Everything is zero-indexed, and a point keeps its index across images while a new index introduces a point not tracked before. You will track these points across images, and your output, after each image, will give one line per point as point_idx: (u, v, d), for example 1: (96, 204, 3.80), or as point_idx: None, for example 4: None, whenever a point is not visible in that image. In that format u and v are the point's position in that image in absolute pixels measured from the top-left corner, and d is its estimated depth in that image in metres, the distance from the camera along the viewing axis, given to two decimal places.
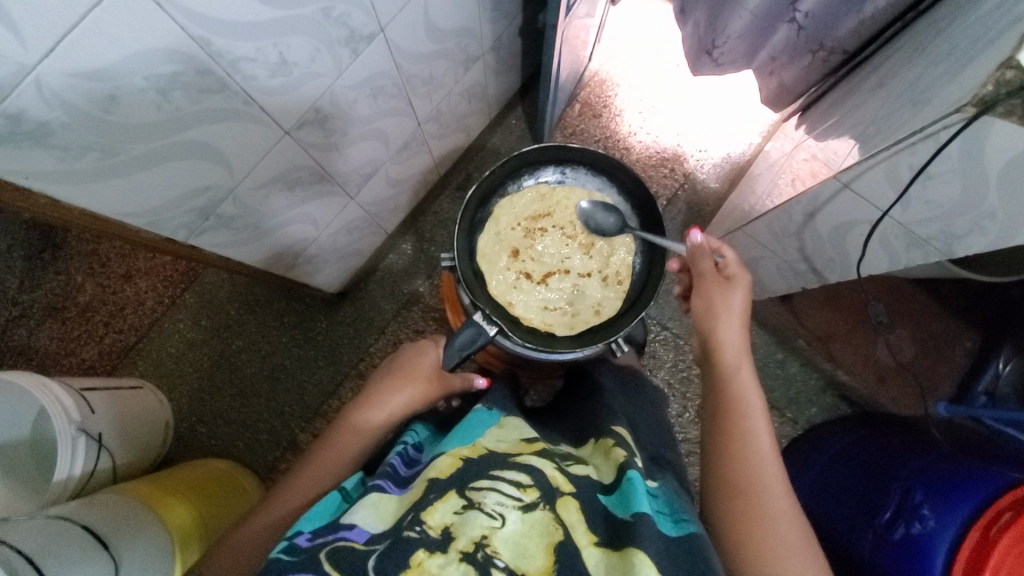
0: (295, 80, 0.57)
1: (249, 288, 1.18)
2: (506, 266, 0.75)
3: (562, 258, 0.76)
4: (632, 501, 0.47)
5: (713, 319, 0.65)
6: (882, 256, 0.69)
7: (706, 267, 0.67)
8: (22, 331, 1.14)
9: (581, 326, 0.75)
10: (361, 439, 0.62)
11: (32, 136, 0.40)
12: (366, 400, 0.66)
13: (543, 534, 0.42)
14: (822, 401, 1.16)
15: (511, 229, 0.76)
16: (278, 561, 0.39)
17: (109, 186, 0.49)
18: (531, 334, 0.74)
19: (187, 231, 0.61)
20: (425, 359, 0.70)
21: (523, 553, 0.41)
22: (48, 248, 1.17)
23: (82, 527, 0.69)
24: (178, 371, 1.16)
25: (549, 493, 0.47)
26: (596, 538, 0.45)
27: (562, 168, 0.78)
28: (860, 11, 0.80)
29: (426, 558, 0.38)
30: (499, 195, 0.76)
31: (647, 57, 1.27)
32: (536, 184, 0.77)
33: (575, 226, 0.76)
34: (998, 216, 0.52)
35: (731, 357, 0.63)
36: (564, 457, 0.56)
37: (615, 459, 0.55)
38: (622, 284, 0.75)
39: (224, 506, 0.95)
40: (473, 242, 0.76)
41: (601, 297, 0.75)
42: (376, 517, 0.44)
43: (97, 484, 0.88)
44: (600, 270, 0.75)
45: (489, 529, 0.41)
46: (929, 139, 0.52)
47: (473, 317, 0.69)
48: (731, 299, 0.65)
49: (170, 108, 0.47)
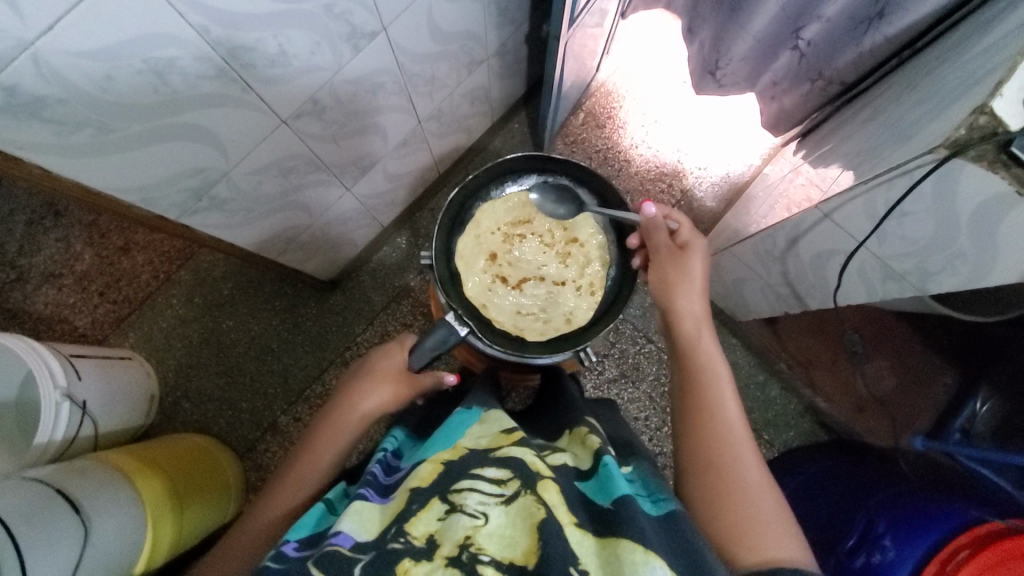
0: (293, 71, 0.59)
1: (243, 270, 1.20)
2: (482, 268, 0.76)
3: (539, 265, 0.78)
4: (614, 488, 0.48)
5: (674, 292, 0.67)
6: (861, 286, 0.69)
7: (661, 241, 0.69)
8: (17, 295, 1.15)
9: (552, 333, 0.75)
10: (336, 443, 0.64)
11: (27, 109, 0.41)
12: (339, 406, 0.68)
13: (525, 519, 0.43)
14: (800, 425, 1.20)
15: (490, 233, 0.77)
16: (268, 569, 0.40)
17: (102, 162, 0.50)
18: (502, 337, 0.74)
19: (178, 210, 0.63)
20: (390, 360, 0.70)
21: (508, 543, 0.42)
22: (50, 215, 1.19)
23: (56, 492, 0.71)
24: (168, 347, 1.17)
25: (527, 479, 0.47)
26: (577, 518, 0.45)
27: (545, 177, 0.78)
28: (859, 45, 0.81)
29: (412, 567, 0.40)
30: (482, 200, 0.78)
31: (653, 72, 1.28)
32: (519, 191, 0.78)
33: (554, 235, 0.78)
34: (968, 257, 0.53)
35: (692, 325, 0.66)
36: (542, 446, 0.57)
37: (590, 446, 0.56)
38: (595, 295, 0.76)
39: (198, 482, 0.96)
40: (452, 243, 0.77)
41: (574, 305, 0.76)
42: (360, 523, 0.45)
43: (78, 450, 0.89)
44: (574, 280, 0.77)
45: (473, 529, 0.42)
46: (903, 176, 0.53)
47: (444, 317, 0.68)
48: (689, 270, 0.68)
49: (167, 91, 0.49)
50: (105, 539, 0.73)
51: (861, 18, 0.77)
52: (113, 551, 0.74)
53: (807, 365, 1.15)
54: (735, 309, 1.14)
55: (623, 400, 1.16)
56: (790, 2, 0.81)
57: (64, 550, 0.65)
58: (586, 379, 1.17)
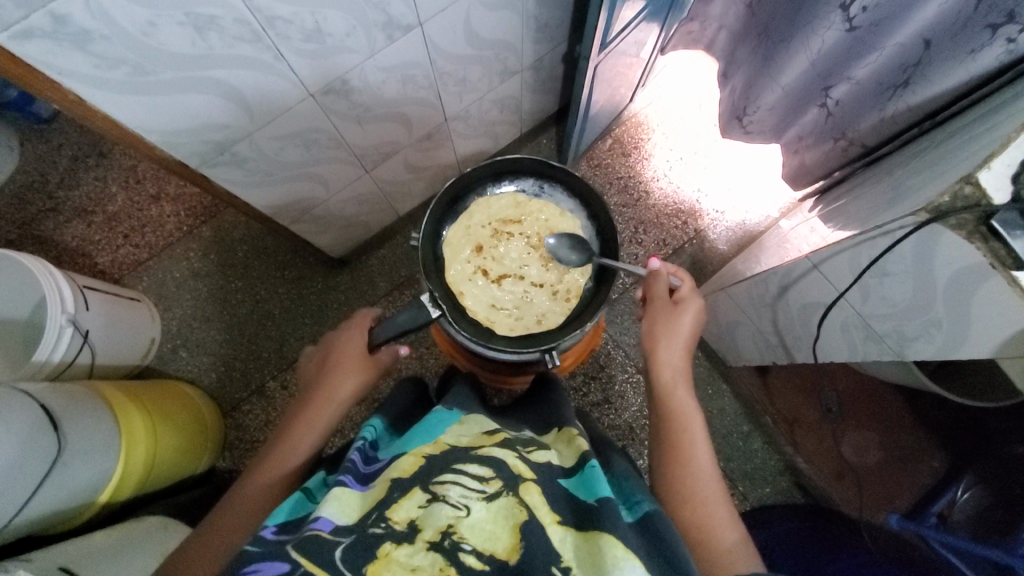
0: (327, 48, 0.63)
1: (262, 236, 1.25)
2: (467, 258, 0.78)
3: (521, 265, 0.79)
4: (598, 487, 0.48)
5: (655, 341, 0.70)
6: (843, 343, 0.69)
7: (659, 291, 0.72)
8: (49, 224, 1.22)
9: (521, 330, 0.77)
10: (315, 424, 0.65)
11: (73, 40, 0.45)
12: (313, 395, 0.68)
13: (508, 517, 0.43)
14: (777, 482, 1.17)
15: (481, 227, 0.79)
16: (248, 552, 0.39)
17: (135, 101, 0.54)
18: (472, 325, 0.76)
19: (199, 159, 0.66)
20: (353, 344, 0.72)
21: (490, 536, 0.41)
22: (94, 155, 1.26)
23: (40, 406, 0.74)
24: (176, 296, 1.22)
25: (511, 482, 0.47)
26: (560, 517, 0.45)
27: (541, 183, 0.82)
28: (882, 110, 0.82)
29: (393, 550, 0.39)
30: (479, 194, 0.81)
31: (685, 112, 1.31)
32: (513, 191, 0.81)
33: (540, 238, 0.79)
34: (943, 325, 0.53)
35: (670, 375, 0.68)
36: (526, 443, 0.57)
37: (577, 447, 0.57)
38: (569, 301, 0.78)
39: (180, 427, 1.00)
40: (442, 229, 0.79)
41: (546, 308, 0.78)
42: (340, 508, 0.43)
43: (73, 375, 0.93)
44: (552, 284, 0.78)
45: (455, 519, 0.41)
46: (886, 236, 0.53)
47: (421, 297, 0.70)
48: (678, 324, 0.70)
49: (203, 46, 0.53)
50: (76, 459, 0.76)
51: (887, 85, 0.78)
52: (83, 473, 0.77)
53: (791, 424, 1.13)
54: (728, 354, 1.13)
55: (603, 425, 1.16)
56: (820, 60, 0.83)
57: (31, 472, 0.68)
58: (569, 397, 1.17)
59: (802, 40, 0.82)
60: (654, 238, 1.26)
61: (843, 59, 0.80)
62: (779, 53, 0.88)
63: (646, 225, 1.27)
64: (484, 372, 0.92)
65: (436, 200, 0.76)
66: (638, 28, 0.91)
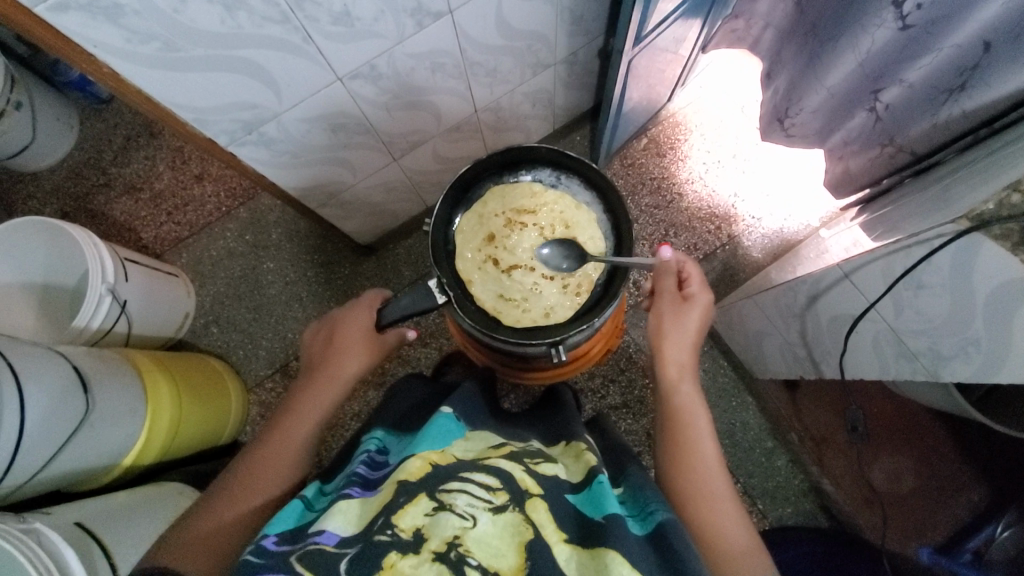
0: (355, 32, 0.63)
1: (295, 220, 1.28)
2: (477, 246, 0.76)
3: (532, 256, 0.77)
4: (605, 504, 0.48)
5: (664, 338, 0.69)
6: (874, 359, 0.65)
7: (667, 285, 0.71)
8: (101, 198, 1.29)
9: (528, 323, 0.74)
10: (317, 405, 0.68)
11: (106, 13, 0.47)
12: (317, 377, 0.70)
13: (513, 534, 0.42)
14: (800, 504, 1.11)
15: (495, 215, 0.77)
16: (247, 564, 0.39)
17: (166, 77, 0.56)
18: (478, 314, 0.73)
19: (229, 138, 0.68)
20: (358, 326, 0.73)
21: (495, 553, 0.40)
22: (145, 134, 1.32)
23: (74, 368, 0.78)
24: (211, 273, 1.27)
25: (516, 495, 0.46)
26: (565, 535, 0.45)
27: (559, 173, 0.79)
28: (935, 116, 0.77)
29: (398, 560, 0.38)
30: (495, 183, 0.79)
31: (725, 113, 1.26)
32: (530, 181, 0.79)
33: (554, 230, 0.77)
34: (983, 345, 0.49)
35: (676, 371, 0.68)
36: (533, 456, 0.56)
37: (585, 462, 0.56)
38: (579, 296, 0.75)
39: (204, 400, 1.03)
40: (453, 217, 0.78)
41: (556, 302, 0.75)
42: (344, 521, 0.43)
43: (110, 342, 0.98)
44: (563, 277, 0.76)
45: (461, 529, 0.41)
46: (922, 244, 0.50)
47: (427, 283, 0.71)
48: (685, 319, 0.69)
49: (233, 25, 0.54)
50: (102, 421, 0.79)
51: (942, 88, 0.73)
52: (109, 435, 0.80)
53: (819, 443, 1.08)
54: (755, 366, 1.08)
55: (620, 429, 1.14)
56: (870, 60, 0.78)
57: (60, 428, 0.71)
58: (586, 398, 1.15)
59: (851, 38, 0.78)
60: (684, 241, 1.22)
61: (895, 60, 0.75)
62: (826, 52, 0.84)
63: (677, 228, 1.23)
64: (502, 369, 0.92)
65: (451, 183, 0.76)
66: (677, 23, 0.89)
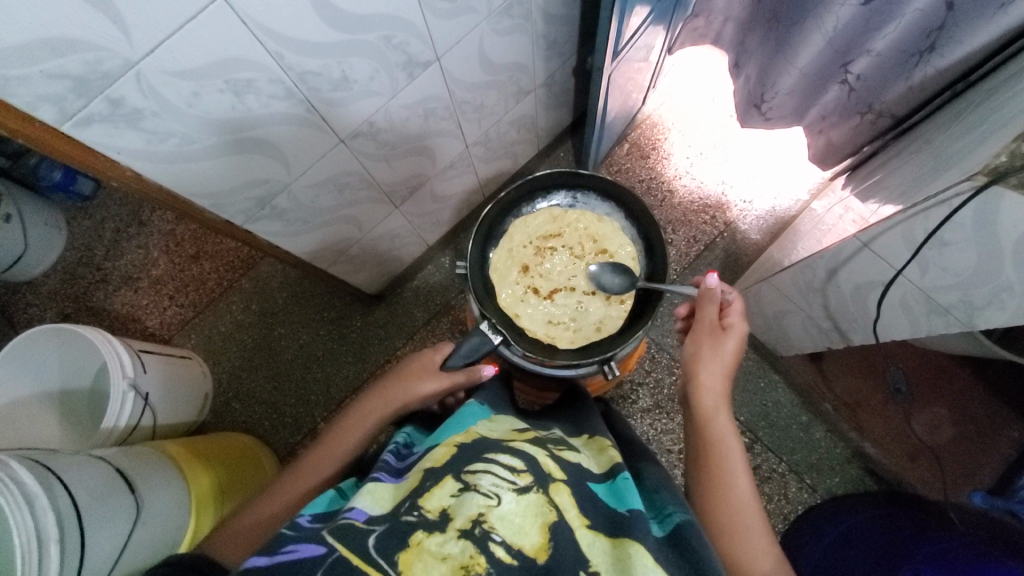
0: (353, 95, 0.65)
1: (299, 281, 1.28)
2: (515, 280, 0.84)
3: (569, 277, 0.84)
4: (629, 498, 0.47)
5: (699, 364, 0.70)
6: (904, 318, 0.68)
7: (710, 314, 0.72)
8: (100, 294, 1.27)
9: (582, 341, 0.82)
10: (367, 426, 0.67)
11: (126, 119, 0.48)
12: (378, 395, 0.71)
13: (537, 514, 0.41)
14: (846, 471, 1.13)
15: (523, 247, 0.85)
16: (283, 536, 0.40)
17: (181, 169, 0.57)
18: (533, 345, 0.81)
19: (244, 217, 0.69)
20: (431, 359, 0.73)
21: (518, 530, 0.40)
22: (134, 224, 1.31)
23: (116, 470, 0.76)
24: (224, 349, 1.26)
25: (541, 477, 0.45)
26: (589, 520, 0.44)
27: (573, 193, 0.87)
28: (909, 78, 0.81)
29: (425, 538, 0.38)
30: (516, 215, 0.86)
31: (699, 106, 1.30)
32: (549, 207, 0.86)
33: (583, 247, 0.84)
34: (1016, 290, 0.52)
35: (712, 400, 0.68)
36: (557, 443, 0.56)
37: (610, 457, 0.55)
38: (624, 303, 0.82)
39: (242, 481, 1.01)
40: (487, 256, 0.84)
41: (603, 314, 0.82)
42: (374, 500, 0.44)
43: (138, 437, 0.95)
44: (603, 289, 0.83)
45: (486, 507, 0.40)
46: (942, 204, 0.53)
47: (480, 326, 0.75)
48: (723, 349, 0.69)
49: (242, 109, 0.56)
50: (154, 516, 0.77)
51: (911, 52, 0.77)
52: (162, 531, 0.78)
53: (852, 408, 1.09)
54: (776, 344, 1.09)
55: (657, 431, 1.14)
56: (835, 38, 0.82)
57: (115, 527, 0.69)
58: (618, 406, 1.16)
59: (814, 20, 0.82)
60: (684, 236, 1.25)
61: (860, 34, 0.79)
62: (791, 37, 0.88)
63: (675, 224, 1.25)
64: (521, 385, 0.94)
65: (477, 229, 0.81)
66: (646, 32, 0.92)
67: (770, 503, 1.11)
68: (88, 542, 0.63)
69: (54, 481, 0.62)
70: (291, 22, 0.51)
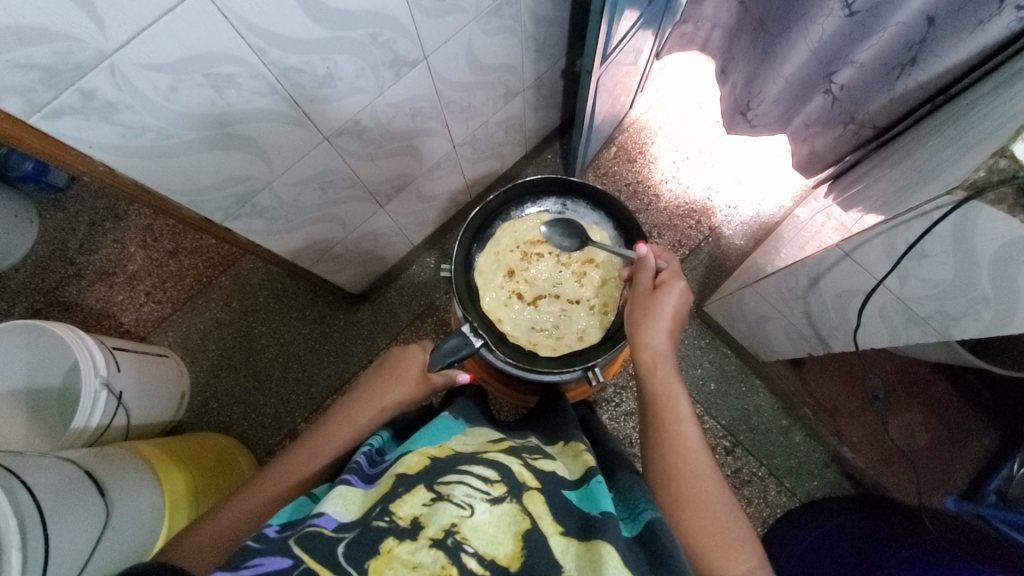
0: (339, 92, 0.64)
1: (279, 279, 1.26)
2: (500, 283, 0.83)
3: (555, 284, 0.84)
4: (602, 501, 0.46)
5: (640, 324, 0.68)
6: (883, 326, 0.69)
7: (645, 277, 0.72)
8: (73, 289, 1.24)
9: (564, 348, 0.82)
10: (352, 426, 0.66)
11: (100, 112, 0.47)
12: (358, 396, 0.69)
13: (510, 523, 0.41)
14: (824, 475, 1.11)
15: (510, 251, 0.84)
16: (249, 549, 0.38)
17: (161, 165, 0.56)
18: (515, 351, 0.81)
19: (223, 214, 0.68)
20: (414, 362, 0.73)
21: (491, 540, 0.39)
22: (110, 218, 1.28)
23: (85, 472, 0.73)
24: (202, 347, 1.23)
25: (514, 487, 0.45)
26: (562, 527, 0.43)
27: (563, 200, 0.87)
28: (891, 90, 0.82)
29: (396, 546, 0.38)
30: (502, 218, 0.86)
31: (686, 112, 1.31)
32: (537, 212, 0.86)
33: (571, 256, 0.84)
34: (990, 301, 0.54)
35: (653, 358, 0.66)
36: (532, 451, 0.55)
37: (583, 461, 0.55)
38: (607, 313, 0.82)
39: (218, 484, 0.98)
40: (471, 259, 0.84)
41: (586, 323, 0.83)
42: (344, 506, 0.43)
43: (109, 437, 0.91)
44: (588, 299, 0.83)
45: (459, 518, 0.40)
46: (922, 217, 0.53)
47: (462, 328, 0.76)
48: (660, 306, 0.68)
49: (223, 104, 0.54)
50: (124, 518, 0.74)
51: (893, 64, 0.78)
52: (133, 535, 0.75)
53: (832, 413, 1.09)
54: (756, 348, 1.10)
55: None
56: (821, 48, 0.83)
57: (82, 531, 0.66)
58: (602, 408, 1.16)
59: (800, 29, 0.82)
60: (669, 240, 1.25)
61: (845, 43, 0.80)
62: (778, 45, 0.89)
63: (660, 228, 1.26)
64: (499, 386, 0.95)
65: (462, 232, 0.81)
66: (635, 36, 0.92)
67: (750, 507, 1.10)
68: (53, 544, 0.61)
69: (17, 485, 0.60)
70: (275, 18, 0.50)
